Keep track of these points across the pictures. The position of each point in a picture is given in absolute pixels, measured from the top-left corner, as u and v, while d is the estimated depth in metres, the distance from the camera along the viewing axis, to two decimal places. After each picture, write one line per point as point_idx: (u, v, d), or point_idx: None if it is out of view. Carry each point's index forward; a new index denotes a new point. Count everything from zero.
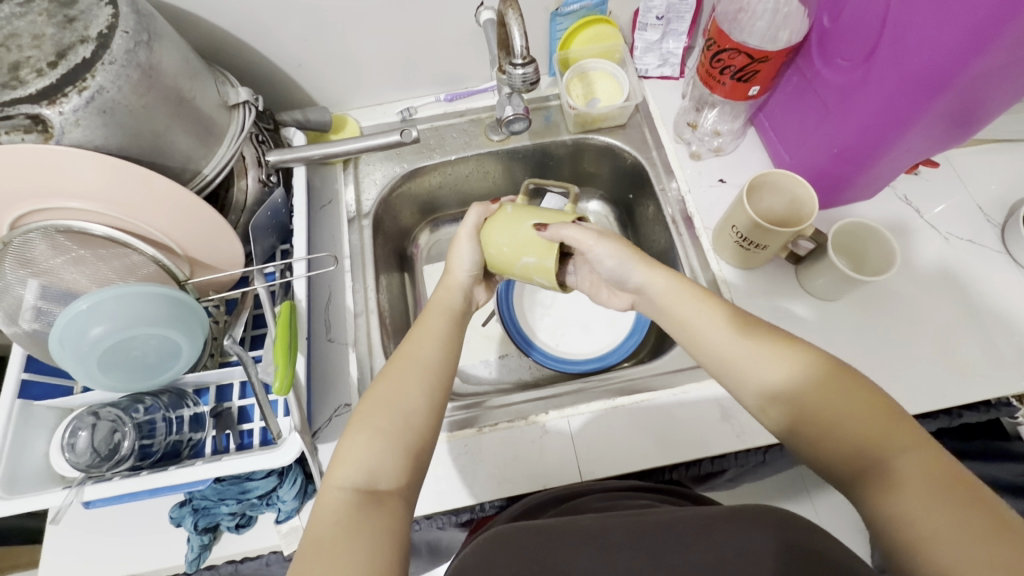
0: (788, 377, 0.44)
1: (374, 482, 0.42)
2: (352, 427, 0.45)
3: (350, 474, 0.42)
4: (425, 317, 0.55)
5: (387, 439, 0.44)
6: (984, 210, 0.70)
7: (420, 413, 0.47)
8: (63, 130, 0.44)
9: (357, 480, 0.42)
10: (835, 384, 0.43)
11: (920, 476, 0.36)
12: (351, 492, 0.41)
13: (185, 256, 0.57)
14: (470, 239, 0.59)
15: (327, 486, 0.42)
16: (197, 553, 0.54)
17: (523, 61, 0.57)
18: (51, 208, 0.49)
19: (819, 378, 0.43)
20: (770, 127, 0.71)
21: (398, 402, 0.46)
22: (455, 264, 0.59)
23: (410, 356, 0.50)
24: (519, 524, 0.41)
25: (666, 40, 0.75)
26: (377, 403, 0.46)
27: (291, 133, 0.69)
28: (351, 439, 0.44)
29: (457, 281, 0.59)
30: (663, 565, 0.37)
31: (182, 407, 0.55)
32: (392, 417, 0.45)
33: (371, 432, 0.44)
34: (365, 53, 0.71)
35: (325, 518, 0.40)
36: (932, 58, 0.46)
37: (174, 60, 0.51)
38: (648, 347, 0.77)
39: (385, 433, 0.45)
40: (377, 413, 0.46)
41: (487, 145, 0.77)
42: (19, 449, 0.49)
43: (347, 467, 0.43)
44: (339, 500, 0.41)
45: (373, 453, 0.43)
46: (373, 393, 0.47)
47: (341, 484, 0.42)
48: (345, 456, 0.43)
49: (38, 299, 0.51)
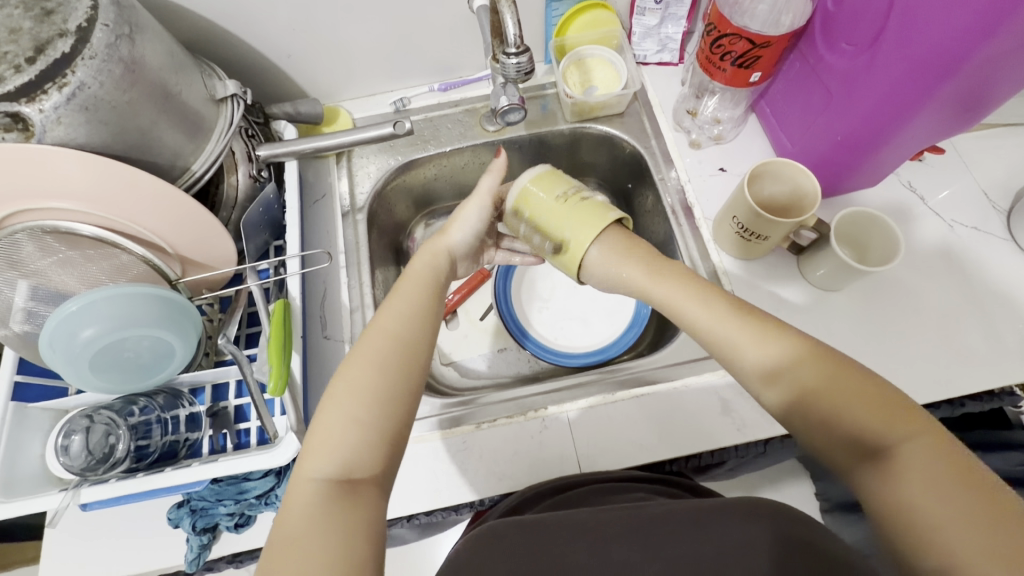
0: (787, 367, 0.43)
1: (349, 473, 0.41)
2: (324, 414, 0.44)
3: (320, 465, 0.41)
4: (400, 287, 0.53)
5: (361, 430, 0.43)
6: (990, 196, 0.69)
7: (398, 399, 0.45)
8: (44, 128, 0.43)
9: (328, 472, 0.41)
10: (837, 374, 0.41)
11: (928, 471, 0.36)
12: (323, 484, 0.41)
13: (176, 255, 0.56)
14: (478, 204, 0.61)
15: (298, 477, 0.41)
16: (197, 553, 0.53)
17: (517, 50, 0.55)
18: (36, 208, 0.48)
19: (822, 370, 0.42)
20: (771, 114, 0.70)
21: (376, 387, 0.45)
22: (455, 228, 0.60)
23: (384, 332, 0.48)
24: (512, 520, 0.41)
25: (665, 25, 0.73)
26: (349, 386, 0.44)
27: (282, 127, 0.68)
28: (322, 428, 0.43)
29: (443, 247, 0.58)
30: (661, 558, 0.37)
31: (177, 407, 0.55)
32: (368, 402, 0.44)
33: (344, 421, 0.43)
34: (356, 43, 0.70)
35: (297, 512, 0.39)
36: (940, 43, 0.45)
37: (158, 53, 0.50)
38: (648, 339, 0.76)
39: (359, 421, 0.43)
40: (351, 401, 0.44)
41: (483, 135, 0.76)
42: (14, 453, 0.49)
43: (321, 458, 0.41)
44: (312, 493, 0.40)
45: (345, 443, 0.42)
46: (344, 376, 0.45)
47: (312, 475, 0.41)
48: (317, 447, 0.42)
49: (27, 301, 0.50)
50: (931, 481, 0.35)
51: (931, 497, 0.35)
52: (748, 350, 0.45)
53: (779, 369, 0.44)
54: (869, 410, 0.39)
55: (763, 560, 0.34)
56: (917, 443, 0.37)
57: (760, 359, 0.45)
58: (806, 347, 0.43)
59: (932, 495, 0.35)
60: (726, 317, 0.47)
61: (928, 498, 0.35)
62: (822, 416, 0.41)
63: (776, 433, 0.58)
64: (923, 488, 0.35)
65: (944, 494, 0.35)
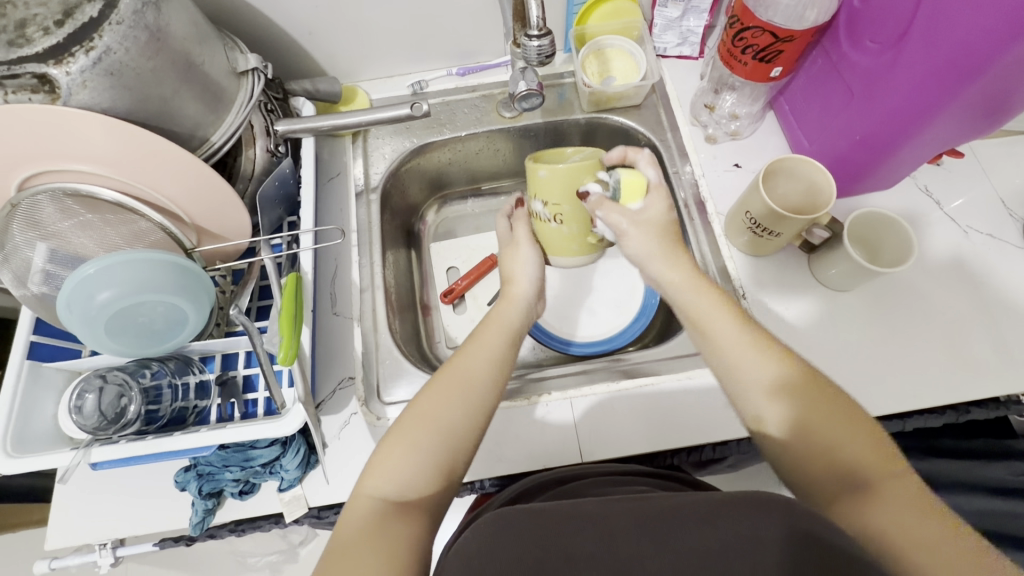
0: (790, 389, 0.45)
1: (403, 496, 0.43)
2: (389, 439, 0.46)
3: (381, 485, 0.43)
4: (482, 330, 0.54)
5: (421, 458, 0.44)
6: (1008, 204, 0.68)
7: (460, 434, 0.46)
8: (70, 91, 0.44)
9: (387, 492, 0.43)
10: (821, 398, 0.44)
11: (911, 513, 0.37)
12: (381, 503, 0.42)
13: (192, 225, 0.56)
14: (529, 246, 0.63)
15: (359, 493, 0.43)
16: (202, 517, 0.54)
17: (539, 33, 0.55)
18: (57, 170, 0.49)
19: (808, 397, 0.44)
20: (790, 111, 0.69)
21: (441, 420, 0.46)
22: (516, 274, 0.60)
23: (459, 368, 0.49)
24: (518, 507, 0.40)
25: (686, 17, 0.72)
26: (416, 418, 0.46)
27: (300, 103, 0.68)
28: (385, 451, 0.45)
29: (518, 291, 0.59)
30: (669, 551, 0.35)
31: (188, 373, 0.56)
32: (430, 432, 0.45)
33: (407, 447, 0.44)
34: (377, 23, 0.70)
35: (352, 521, 0.41)
36: (967, 42, 0.44)
37: (183, 22, 0.50)
38: (654, 333, 0.77)
39: (420, 449, 0.44)
40: (415, 429, 0.45)
41: (499, 121, 0.76)
42: (29, 409, 0.50)
43: (382, 478, 0.43)
44: (369, 509, 0.42)
45: (406, 469, 0.44)
46: (417, 405, 0.47)
47: (372, 494, 0.43)
48: (381, 468, 0.44)
49: (46, 263, 0.51)
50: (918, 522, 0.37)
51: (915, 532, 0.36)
52: (753, 368, 0.46)
53: (780, 386, 0.45)
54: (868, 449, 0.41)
55: (767, 559, 0.34)
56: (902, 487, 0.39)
57: (766, 375, 0.46)
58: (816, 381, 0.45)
59: (906, 520, 0.37)
60: (735, 324, 0.49)
61: (913, 522, 0.37)
62: (798, 440, 0.43)
63: None
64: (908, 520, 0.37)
65: (921, 526, 0.37)
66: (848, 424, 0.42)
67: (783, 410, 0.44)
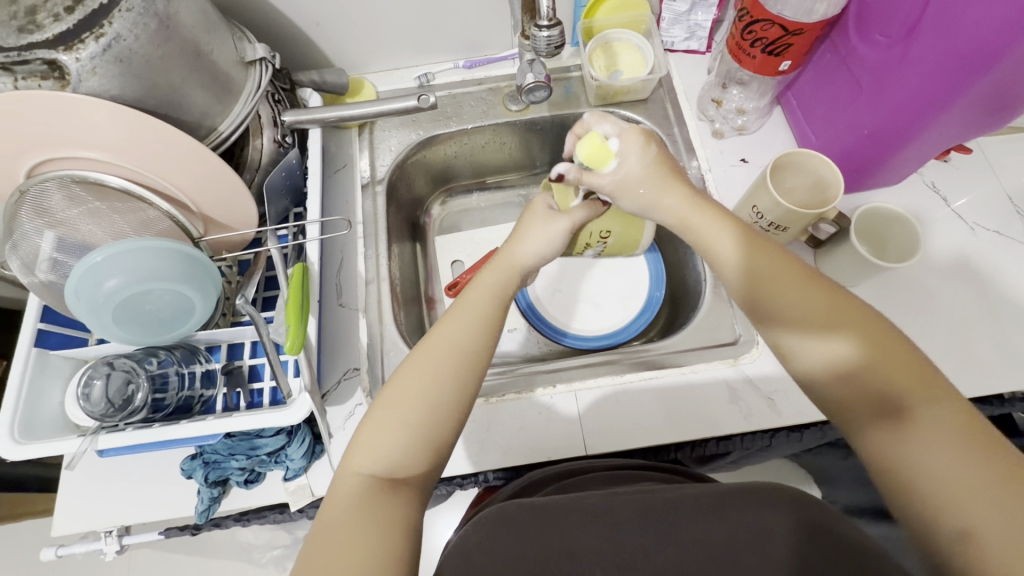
0: (824, 321, 0.43)
1: (393, 473, 0.43)
2: (372, 414, 0.45)
3: (366, 462, 0.43)
4: (465, 296, 0.52)
5: (404, 432, 0.44)
6: (1014, 201, 0.68)
7: (444, 406, 0.45)
8: (80, 77, 0.44)
9: (374, 468, 0.43)
10: (869, 331, 0.42)
11: (951, 439, 0.36)
12: (368, 480, 0.42)
13: (199, 213, 0.57)
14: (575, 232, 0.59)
15: (345, 472, 0.43)
16: (207, 506, 0.54)
17: (548, 23, 0.55)
18: (67, 157, 0.49)
19: (854, 334, 0.42)
20: (797, 106, 0.69)
21: (424, 391, 0.45)
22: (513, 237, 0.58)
23: (442, 338, 0.48)
24: (521, 505, 0.40)
25: (694, 11, 0.72)
26: (400, 391, 0.46)
27: (307, 94, 0.68)
28: (370, 428, 0.45)
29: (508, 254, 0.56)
30: (673, 542, 0.36)
31: (194, 362, 0.56)
32: (414, 404, 0.45)
33: (391, 421, 0.44)
34: (384, 15, 0.70)
35: (339, 501, 0.41)
36: (977, 35, 0.44)
37: (191, 11, 0.50)
38: (659, 325, 0.78)
39: (405, 423, 0.44)
40: (400, 402, 0.45)
41: (505, 115, 0.76)
42: (36, 397, 0.51)
43: (369, 454, 0.43)
44: (355, 486, 0.42)
45: (391, 444, 0.44)
46: (399, 377, 0.47)
47: (358, 470, 0.43)
48: (365, 444, 0.44)
49: (54, 250, 0.51)
50: (956, 450, 0.36)
51: (954, 462, 0.36)
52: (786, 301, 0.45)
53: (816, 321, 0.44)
54: (909, 376, 0.40)
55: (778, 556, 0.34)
56: (944, 413, 0.38)
57: (800, 309, 0.45)
58: (853, 310, 0.43)
59: (945, 450, 0.36)
60: (765, 258, 0.48)
61: (952, 454, 0.36)
62: (841, 375, 0.42)
63: (782, 424, 0.58)
64: (946, 448, 0.36)
65: (965, 458, 0.36)
66: (891, 355, 0.41)
67: (816, 341, 0.43)
